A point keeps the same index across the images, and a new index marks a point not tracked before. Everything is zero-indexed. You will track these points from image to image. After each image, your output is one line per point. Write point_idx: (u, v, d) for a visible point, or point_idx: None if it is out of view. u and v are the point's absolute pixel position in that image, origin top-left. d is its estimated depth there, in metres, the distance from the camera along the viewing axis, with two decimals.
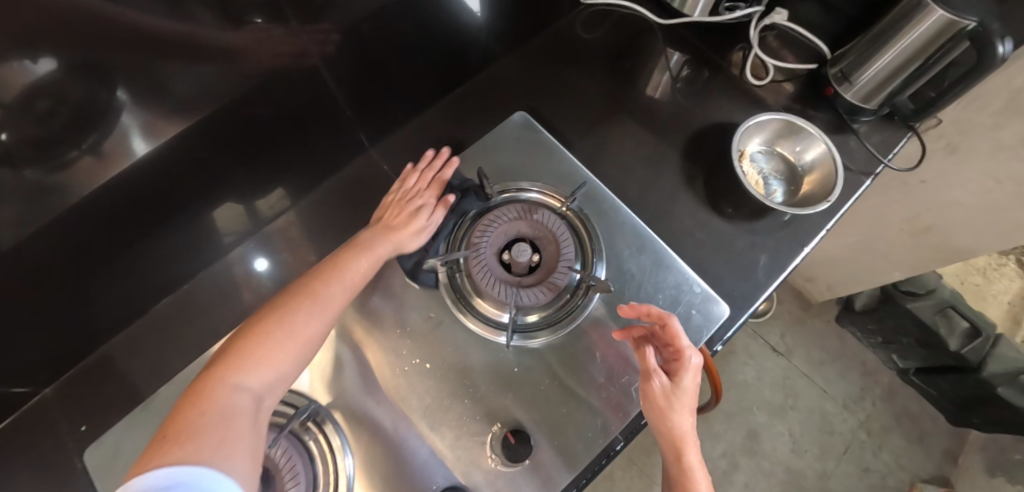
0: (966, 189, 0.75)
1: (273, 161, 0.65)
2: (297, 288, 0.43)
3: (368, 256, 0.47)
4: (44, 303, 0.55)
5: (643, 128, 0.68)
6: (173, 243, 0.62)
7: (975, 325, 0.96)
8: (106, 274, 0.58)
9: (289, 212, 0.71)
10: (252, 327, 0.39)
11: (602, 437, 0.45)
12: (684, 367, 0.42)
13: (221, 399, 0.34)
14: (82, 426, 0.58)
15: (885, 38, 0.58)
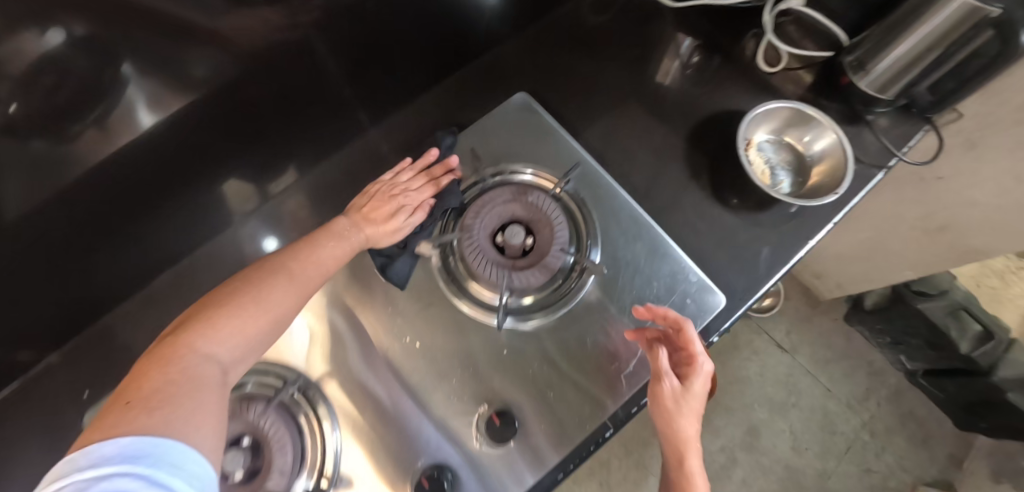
0: (984, 189, 0.73)
1: (273, 138, 0.65)
2: (268, 265, 0.39)
3: (344, 243, 0.44)
4: (52, 268, 0.57)
5: (649, 115, 0.66)
6: (173, 217, 0.62)
7: (987, 328, 0.95)
8: (112, 246, 0.60)
9: (292, 179, 0.65)
10: (218, 299, 0.34)
11: (591, 422, 0.45)
12: (695, 372, 0.40)
13: (193, 366, 0.29)
14: (83, 393, 0.58)
15: (904, 26, 0.56)
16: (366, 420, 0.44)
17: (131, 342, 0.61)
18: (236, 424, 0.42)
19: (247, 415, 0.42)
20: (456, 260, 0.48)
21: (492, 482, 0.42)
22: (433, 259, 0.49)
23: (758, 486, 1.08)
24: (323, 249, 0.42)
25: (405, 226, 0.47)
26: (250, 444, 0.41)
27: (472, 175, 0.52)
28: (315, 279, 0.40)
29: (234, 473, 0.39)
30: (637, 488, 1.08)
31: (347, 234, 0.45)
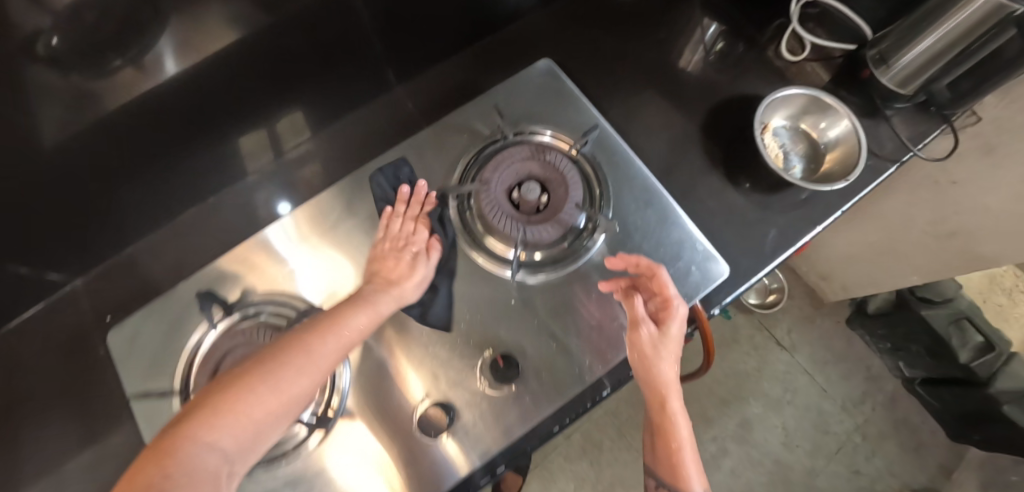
0: (998, 195, 0.73)
1: (301, 93, 0.65)
2: (290, 340, 0.36)
3: (369, 311, 0.41)
4: (80, 197, 0.58)
5: (668, 94, 0.67)
6: (196, 159, 0.64)
7: (988, 340, 0.96)
8: (139, 180, 0.62)
9: (307, 145, 0.71)
10: (235, 379, 0.32)
11: (589, 374, 0.46)
12: (671, 317, 0.44)
13: (187, 458, 0.26)
14: (107, 316, 0.62)
15: (928, 22, 0.56)
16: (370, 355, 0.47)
17: (155, 273, 0.64)
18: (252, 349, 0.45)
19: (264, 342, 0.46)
20: (472, 214, 0.50)
21: (492, 423, 0.44)
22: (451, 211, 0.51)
23: (746, 477, 1.10)
24: (348, 320, 0.40)
25: (427, 266, 0.47)
26: None
27: (492, 133, 0.54)
28: (335, 356, 0.37)
29: None
30: (627, 469, 1.10)
31: (373, 300, 0.42)
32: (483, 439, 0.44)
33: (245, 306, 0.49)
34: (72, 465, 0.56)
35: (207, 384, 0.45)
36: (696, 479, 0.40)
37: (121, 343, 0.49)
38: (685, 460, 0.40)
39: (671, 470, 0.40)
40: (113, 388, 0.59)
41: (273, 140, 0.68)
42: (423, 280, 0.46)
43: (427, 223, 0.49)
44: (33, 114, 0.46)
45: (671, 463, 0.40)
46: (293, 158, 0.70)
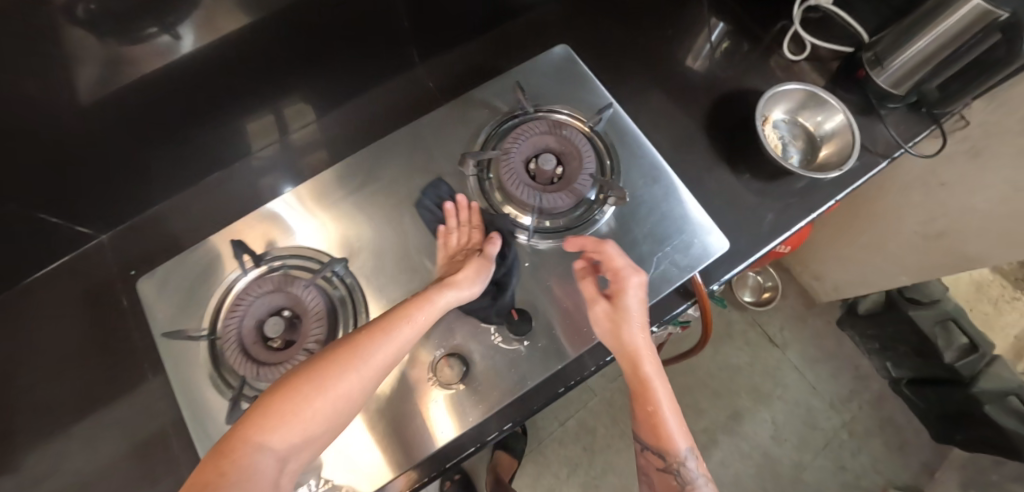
0: (983, 197, 0.76)
1: (329, 72, 0.66)
2: (345, 342, 0.40)
3: (423, 312, 0.44)
4: (110, 160, 0.59)
5: (675, 85, 0.71)
6: (219, 130, 0.65)
7: (973, 342, 0.99)
8: (165, 145, 0.62)
9: (313, 125, 0.73)
10: (291, 383, 0.37)
11: (570, 350, 0.49)
12: (625, 288, 0.47)
13: (243, 462, 0.32)
14: (130, 270, 0.65)
15: (919, 26, 0.60)
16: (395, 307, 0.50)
17: (180, 231, 0.67)
18: (280, 297, 0.48)
19: (292, 289, 0.48)
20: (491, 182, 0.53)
21: (503, 375, 0.48)
22: (470, 180, 0.54)
23: (735, 468, 1.13)
24: (401, 322, 0.42)
25: (486, 259, 0.48)
26: (290, 315, 0.48)
27: (512, 109, 0.57)
28: (384, 360, 0.40)
29: (274, 338, 0.46)
30: (619, 455, 1.13)
31: (430, 297, 0.44)
32: (498, 387, 0.47)
33: (274, 256, 0.51)
34: (97, 407, 0.58)
35: (234, 329, 0.47)
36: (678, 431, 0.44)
37: (149, 290, 0.52)
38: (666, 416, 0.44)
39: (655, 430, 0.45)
40: (136, 338, 0.62)
41: (279, 125, 0.70)
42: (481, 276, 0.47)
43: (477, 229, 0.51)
44: (72, 76, 0.47)
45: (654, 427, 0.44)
46: (299, 140, 0.72)
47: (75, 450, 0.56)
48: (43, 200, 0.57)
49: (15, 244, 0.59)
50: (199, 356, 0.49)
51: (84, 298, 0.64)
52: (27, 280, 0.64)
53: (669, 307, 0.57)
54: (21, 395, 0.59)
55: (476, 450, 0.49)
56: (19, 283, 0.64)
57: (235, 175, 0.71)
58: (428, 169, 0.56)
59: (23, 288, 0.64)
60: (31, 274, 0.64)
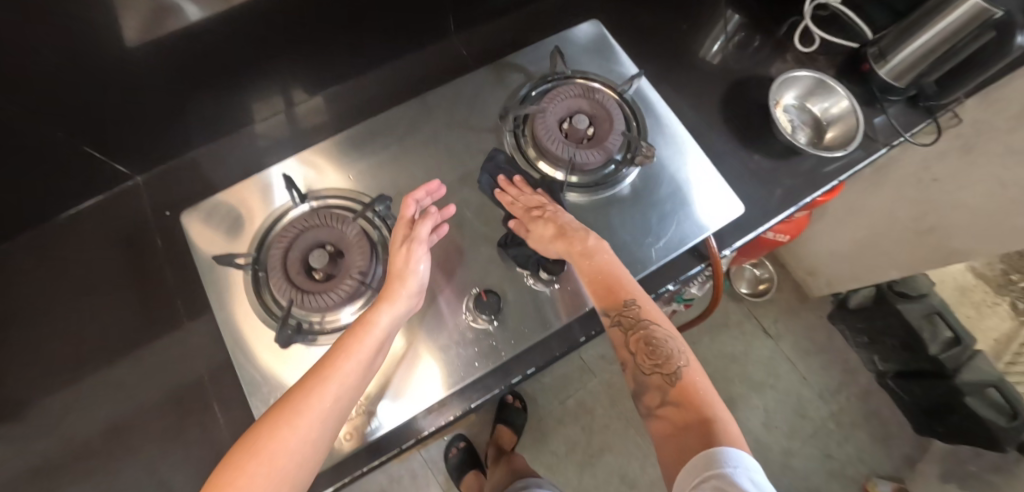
0: (973, 193, 0.81)
1: (375, 42, 0.69)
2: (279, 401, 0.37)
3: (367, 333, 0.42)
4: (146, 109, 0.60)
5: (695, 68, 0.75)
6: (253, 86, 0.65)
7: (957, 336, 1.06)
8: (200, 96, 0.62)
9: (311, 101, 0.73)
10: (212, 473, 0.33)
11: (556, 320, 0.53)
12: (547, 206, 0.52)
13: None
14: (165, 211, 0.67)
15: (921, 23, 0.65)
16: (435, 247, 0.54)
17: (217, 176, 0.69)
18: (324, 232, 0.51)
19: (336, 225, 0.51)
20: (526, 139, 0.57)
21: (531, 317, 0.53)
22: (507, 137, 0.58)
23: None
24: (341, 356, 0.40)
25: (418, 244, 0.47)
26: (333, 249, 0.50)
27: (547, 74, 0.61)
28: (327, 404, 0.37)
29: (317, 268, 0.48)
30: (617, 435, 1.22)
31: (367, 321, 0.42)
32: (531, 325, 0.52)
33: (318, 196, 0.55)
34: (135, 337, 0.60)
35: (278, 257, 0.50)
36: (629, 280, 0.48)
37: (197, 222, 0.55)
38: (615, 272, 0.49)
39: (608, 292, 0.48)
40: (171, 278, 0.63)
41: (283, 101, 0.71)
42: (418, 280, 0.46)
43: (424, 223, 0.48)
44: (117, 21, 0.46)
45: (608, 291, 0.48)
46: (304, 111, 0.73)
47: (117, 376, 0.59)
48: (87, 138, 0.59)
49: (56, 177, 0.60)
50: (247, 283, 0.53)
51: (120, 237, 0.65)
52: (64, 214, 0.66)
53: (684, 267, 0.60)
54: (59, 325, 0.61)
55: (499, 393, 0.53)
56: (55, 217, 0.66)
57: (258, 130, 0.72)
58: (467, 125, 0.60)
59: (58, 223, 0.66)
60: (67, 209, 0.66)
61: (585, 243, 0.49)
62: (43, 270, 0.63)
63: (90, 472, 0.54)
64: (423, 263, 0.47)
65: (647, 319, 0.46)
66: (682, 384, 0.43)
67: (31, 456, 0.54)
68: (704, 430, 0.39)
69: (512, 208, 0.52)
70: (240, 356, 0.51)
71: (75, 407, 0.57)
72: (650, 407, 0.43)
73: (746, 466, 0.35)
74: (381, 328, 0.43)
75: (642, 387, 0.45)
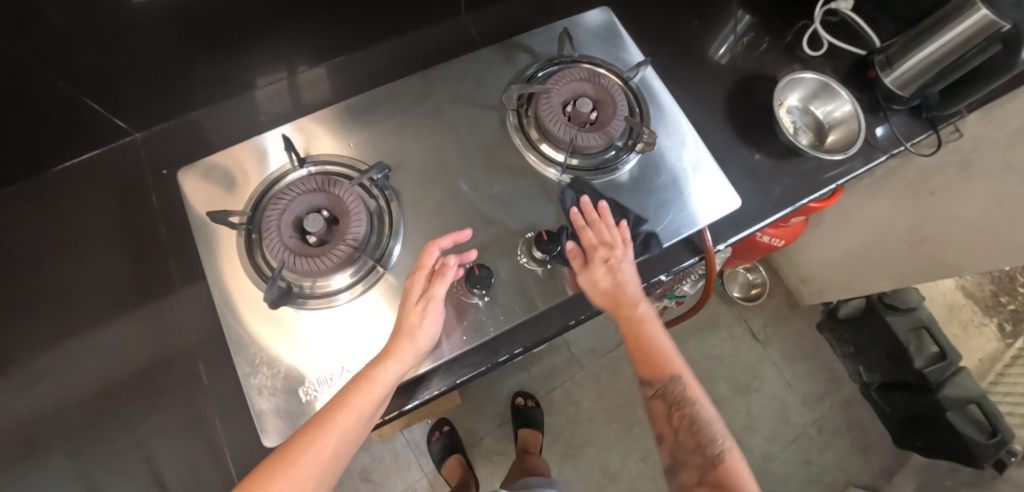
0: (968, 207, 0.82)
1: (384, 16, 0.69)
2: (282, 448, 0.41)
3: (370, 391, 0.44)
4: (149, 67, 0.60)
5: (703, 64, 0.75)
6: (258, 51, 0.65)
7: (942, 351, 1.09)
8: (202, 58, 0.62)
9: (321, 68, 0.73)
10: None
11: (540, 301, 0.53)
12: (610, 257, 0.51)
13: None
14: (162, 170, 0.66)
15: (930, 32, 0.65)
16: (432, 220, 0.54)
17: (218, 139, 0.68)
18: (320, 197, 0.50)
19: (332, 191, 0.51)
20: (529, 120, 0.57)
21: (521, 294, 0.53)
22: (510, 117, 0.59)
23: None
24: (341, 410, 0.43)
25: (434, 299, 0.47)
26: (329, 215, 0.50)
27: (555, 57, 0.61)
28: (319, 458, 0.41)
29: (312, 232, 0.48)
30: (601, 428, 1.24)
31: (370, 374, 0.44)
32: (520, 303, 0.53)
33: (316, 160, 0.55)
34: (126, 293, 0.60)
35: (272, 219, 0.49)
36: (676, 358, 0.52)
37: (194, 180, 0.55)
38: (662, 345, 0.52)
39: (655, 367, 0.52)
40: (164, 237, 0.63)
41: (286, 71, 0.71)
42: (427, 339, 0.47)
43: (441, 283, 0.48)
44: None
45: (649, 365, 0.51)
46: (305, 81, 0.72)
47: (107, 330, 0.59)
48: (89, 90, 0.58)
49: (51, 127, 0.60)
50: (239, 243, 0.52)
51: (114, 192, 0.65)
52: (61, 166, 0.66)
53: (678, 258, 0.60)
54: (51, 276, 0.61)
55: (485, 370, 0.54)
56: (50, 169, 0.65)
57: (259, 95, 0.71)
58: (471, 102, 0.60)
59: (55, 175, 0.66)
60: (62, 161, 0.65)
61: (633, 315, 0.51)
62: (35, 220, 0.63)
63: (78, 423, 0.54)
64: (435, 319, 0.47)
65: (693, 397, 0.51)
66: (720, 470, 0.48)
67: (22, 404, 0.54)
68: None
69: (583, 235, 0.52)
70: (227, 315, 0.51)
71: (65, 359, 0.57)
72: (687, 483, 0.50)
73: None
74: (384, 386, 0.44)
75: (680, 464, 0.51)
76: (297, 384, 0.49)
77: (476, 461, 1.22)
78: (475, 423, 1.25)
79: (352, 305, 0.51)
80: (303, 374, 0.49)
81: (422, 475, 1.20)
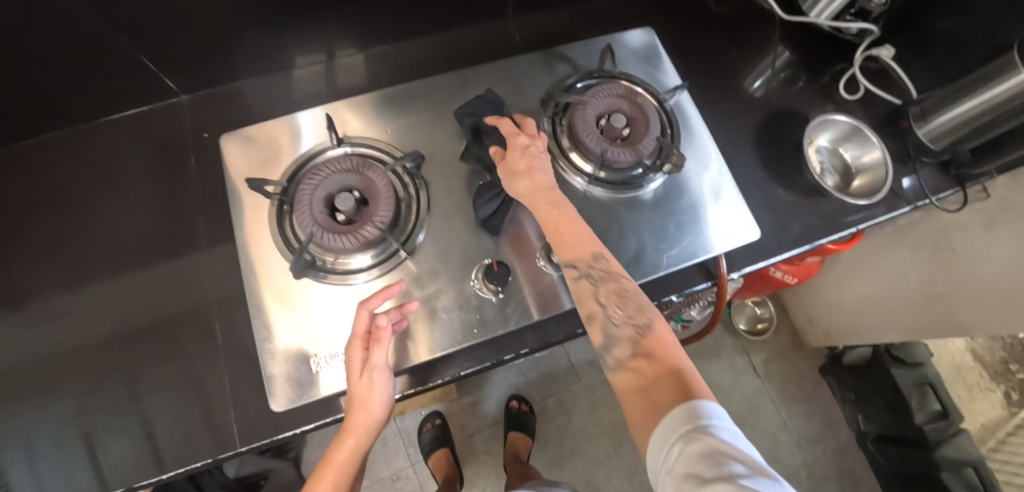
0: (988, 268, 0.81)
1: (433, 10, 0.70)
2: None
3: (334, 472, 0.48)
4: (205, 34, 0.62)
5: (739, 94, 0.76)
6: (309, 30, 0.67)
7: (945, 410, 1.09)
8: (256, 30, 0.64)
9: (375, 51, 0.74)
10: None
11: (555, 305, 0.54)
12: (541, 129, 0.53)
13: None
14: (204, 133, 0.69)
15: (967, 90, 0.65)
16: (458, 214, 0.56)
17: (259, 109, 0.71)
18: (352, 178, 0.52)
19: (366, 173, 0.52)
20: (563, 128, 0.59)
21: (533, 295, 0.54)
22: (545, 123, 0.60)
23: None
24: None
25: (375, 367, 0.47)
26: (359, 196, 0.51)
27: (595, 70, 0.63)
28: None
29: (341, 209, 0.49)
30: (591, 441, 1.25)
31: (330, 458, 0.48)
32: (533, 304, 0.54)
33: (353, 142, 0.57)
34: (155, 247, 0.63)
35: (307, 193, 0.51)
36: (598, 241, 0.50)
37: (236, 146, 0.57)
38: (575, 227, 0.49)
39: (571, 250, 0.48)
40: (197, 197, 0.65)
41: (326, 55, 0.72)
42: (380, 407, 0.47)
43: (377, 348, 0.47)
44: None
45: (567, 246, 0.48)
46: (341, 66, 0.74)
47: (134, 280, 0.61)
48: (147, 50, 0.61)
49: (104, 79, 0.63)
50: (272, 212, 0.55)
51: (156, 148, 0.67)
52: (109, 118, 0.68)
53: (691, 281, 0.61)
54: (87, 221, 0.63)
55: (490, 365, 0.55)
56: (99, 119, 0.68)
57: (296, 73, 0.73)
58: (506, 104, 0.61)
59: (102, 125, 0.68)
60: (111, 113, 0.68)
61: (552, 208, 0.50)
62: (79, 166, 0.66)
63: (98, 363, 0.57)
64: (383, 386, 0.47)
65: (617, 274, 0.49)
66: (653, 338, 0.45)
67: (51, 337, 0.57)
68: (678, 380, 0.41)
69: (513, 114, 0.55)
70: (252, 278, 0.53)
71: (93, 299, 0.60)
72: (621, 359, 0.45)
73: (719, 416, 0.38)
74: (343, 463, 0.48)
75: (612, 341, 0.46)
76: (309, 354, 0.51)
77: (463, 457, 1.23)
78: (467, 419, 1.26)
79: (370, 285, 0.54)
80: (314, 347, 0.51)
81: (409, 464, 1.21)
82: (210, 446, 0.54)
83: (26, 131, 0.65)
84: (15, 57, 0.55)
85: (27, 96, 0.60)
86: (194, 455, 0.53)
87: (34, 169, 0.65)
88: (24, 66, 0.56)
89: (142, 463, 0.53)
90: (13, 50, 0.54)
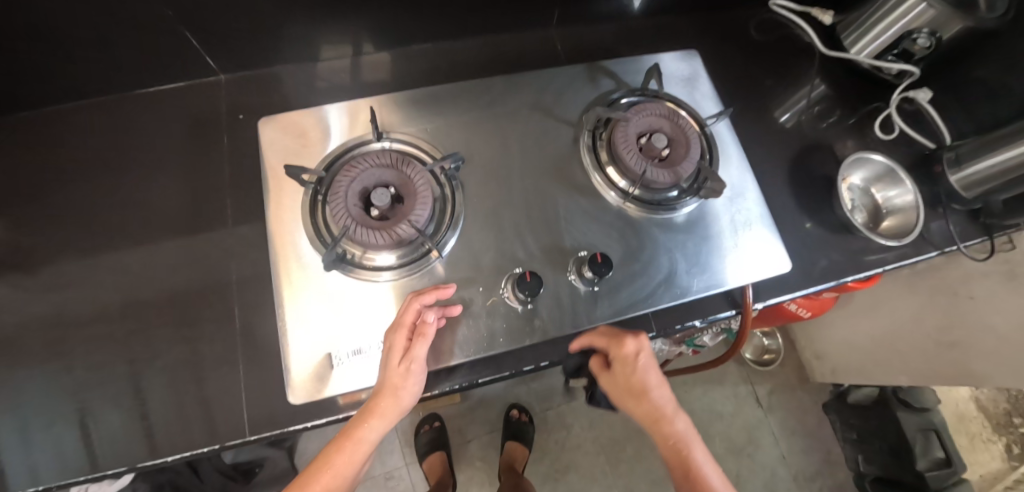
0: (1007, 320, 0.80)
1: (479, 12, 0.70)
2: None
3: (352, 446, 0.47)
4: (249, 16, 0.61)
5: (774, 123, 0.76)
6: (354, 21, 0.66)
7: (948, 458, 1.09)
8: (299, 16, 0.63)
9: (416, 48, 0.74)
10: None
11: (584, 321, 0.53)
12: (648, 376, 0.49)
13: None
14: (238, 114, 0.68)
15: (1006, 141, 0.65)
16: (490, 220, 0.56)
17: (297, 96, 0.70)
18: (390, 175, 0.51)
19: (403, 170, 0.52)
20: (602, 143, 0.59)
21: (561, 306, 0.53)
22: (584, 137, 0.60)
23: None
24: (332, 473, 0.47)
25: (415, 357, 0.47)
26: (395, 193, 0.51)
27: (638, 89, 0.63)
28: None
29: (376, 205, 0.49)
30: (587, 457, 1.24)
31: (352, 434, 0.47)
32: (562, 318, 0.53)
33: (393, 138, 0.57)
34: (179, 223, 0.62)
35: (343, 186, 0.50)
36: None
37: (274, 131, 0.57)
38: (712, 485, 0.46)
39: None
40: (227, 178, 0.64)
41: (359, 47, 0.71)
42: (410, 397, 0.47)
43: (421, 343, 0.47)
44: None
45: None
46: (370, 63, 0.73)
47: (156, 254, 0.60)
48: (190, 26, 0.60)
49: (144, 51, 0.62)
50: (305, 199, 0.55)
51: (188, 125, 0.67)
52: (146, 91, 0.68)
53: (714, 308, 0.60)
54: (114, 191, 0.63)
55: (507, 375, 0.55)
56: (135, 91, 0.68)
57: (335, 64, 0.72)
58: (548, 114, 0.61)
59: (138, 96, 0.68)
60: (147, 86, 0.68)
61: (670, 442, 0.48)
62: (111, 136, 0.66)
63: (114, 336, 0.56)
64: (418, 378, 0.48)
65: None
66: None
67: (68, 306, 0.57)
68: None
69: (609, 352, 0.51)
70: (278, 264, 0.53)
71: (113, 271, 0.59)
72: None
73: None
74: (366, 441, 0.47)
75: None
76: (326, 351, 0.50)
77: (458, 462, 1.22)
78: (465, 424, 1.26)
79: (397, 282, 0.53)
80: (336, 341, 0.50)
81: (403, 464, 1.20)
82: (219, 432, 0.53)
83: (63, 96, 0.65)
84: (60, 21, 0.54)
85: (68, 60, 0.60)
86: (204, 440, 0.53)
87: (67, 135, 0.65)
88: (68, 31, 0.56)
89: (151, 440, 0.52)
90: (57, 13, 0.53)
